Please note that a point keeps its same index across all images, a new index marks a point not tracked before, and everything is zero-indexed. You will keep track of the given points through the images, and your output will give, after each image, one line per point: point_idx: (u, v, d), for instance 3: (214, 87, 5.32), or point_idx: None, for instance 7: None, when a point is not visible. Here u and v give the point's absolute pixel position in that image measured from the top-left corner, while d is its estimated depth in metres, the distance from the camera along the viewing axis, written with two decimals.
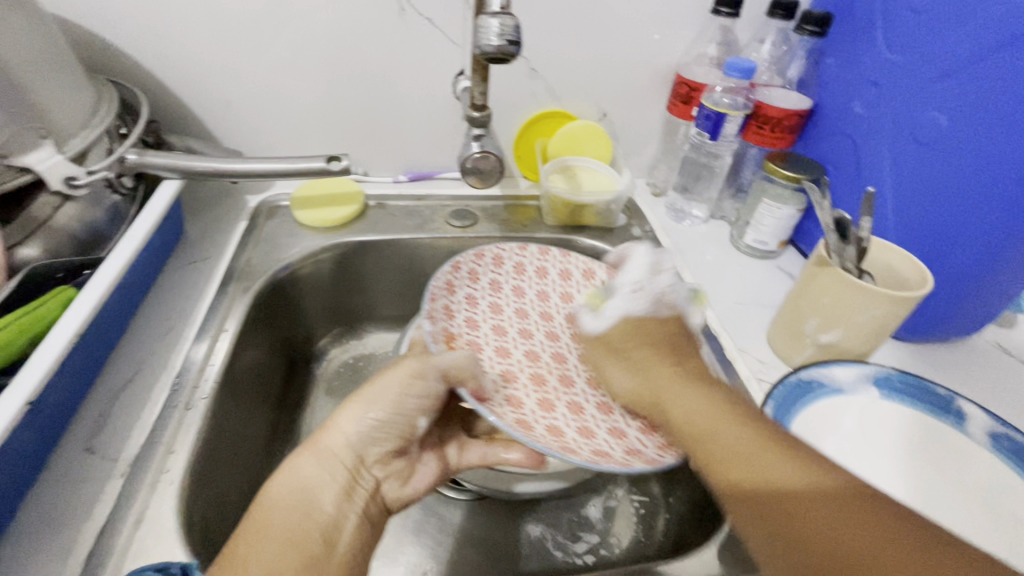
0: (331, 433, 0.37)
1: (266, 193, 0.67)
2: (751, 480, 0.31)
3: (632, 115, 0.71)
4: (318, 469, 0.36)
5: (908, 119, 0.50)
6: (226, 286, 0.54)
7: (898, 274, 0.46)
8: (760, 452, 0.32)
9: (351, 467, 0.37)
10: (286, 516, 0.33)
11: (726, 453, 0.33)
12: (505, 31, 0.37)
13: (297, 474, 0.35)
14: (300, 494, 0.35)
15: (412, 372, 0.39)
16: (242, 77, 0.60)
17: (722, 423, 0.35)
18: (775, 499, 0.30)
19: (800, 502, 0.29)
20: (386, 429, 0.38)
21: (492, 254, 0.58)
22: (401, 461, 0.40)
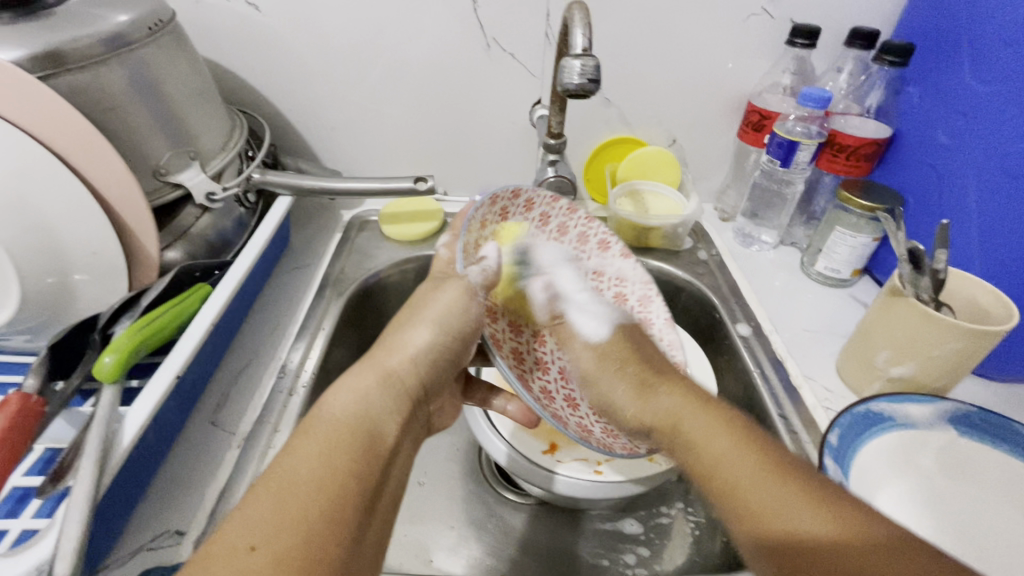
0: (393, 358, 0.40)
1: (358, 209, 0.75)
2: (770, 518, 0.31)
3: (702, 141, 0.72)
4: (378, 388, 0.37)
5: (996, 151, 0.49)
6: (323, 290, 0.61)
7: (980, 307, 0.45)
8: (791, 499, 0.31)
9: (412, 395, 0.39)
10: (345, 431, 0.33)
11: (714, 455, 0.36)
12: (586, 71, 0.41)
13: (351, 390, 0.36)
14: (358, 418, 0.35)
15: (461, 291, 0.44)
16: (347, 107, 0.68)
17: (734, 448, 0.35)
18: (795, 543, 0.29)
19: (804, 513, 0.30)
20: (438, 355, 0.42)
21: (526, 196, 0.54)
22: (444, 393, 0.45)
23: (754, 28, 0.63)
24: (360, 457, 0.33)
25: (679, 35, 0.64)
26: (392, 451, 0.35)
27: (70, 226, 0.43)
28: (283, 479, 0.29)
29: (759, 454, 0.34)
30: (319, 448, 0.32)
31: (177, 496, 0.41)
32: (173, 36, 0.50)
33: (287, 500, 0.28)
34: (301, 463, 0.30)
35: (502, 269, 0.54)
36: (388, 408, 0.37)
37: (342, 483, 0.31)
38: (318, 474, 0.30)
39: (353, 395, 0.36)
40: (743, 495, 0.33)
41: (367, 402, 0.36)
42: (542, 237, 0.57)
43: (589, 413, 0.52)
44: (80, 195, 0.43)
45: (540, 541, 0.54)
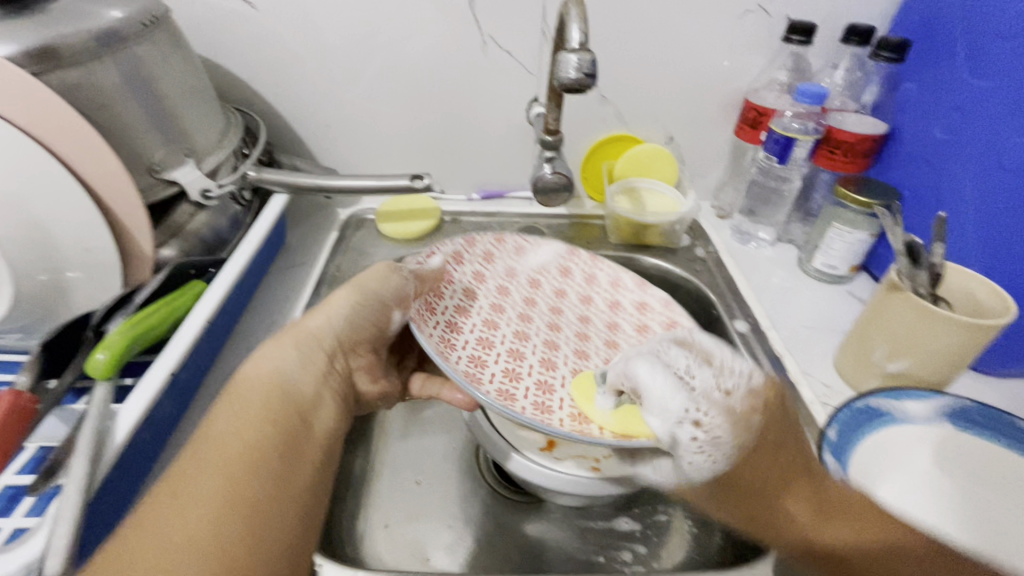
0: (312, 320, 0.44)
1: (354, 207, 0.75)
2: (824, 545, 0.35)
3: (699, 139, 0.72)
4: (295, 354, 0.42)
5: (993, 145, 0.49)
6: (319, 289, 0.61)
7: (977, 301, 0.45)
8: (831, 515, 0.35)
9: (328, 351, 0.44)
10: (260, 395, 0.38)
11: (738, 469, 0.38)
12: (582, 65, 0.40)
13: (240, 412, 0.36)
14: (272, 374, 0.40)
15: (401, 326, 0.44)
16: (343, 105, 0.68)
17: (791, 475, 0.37)
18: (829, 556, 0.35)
19: (863, 526, 0.34)
20: (355, 319, 0.46)
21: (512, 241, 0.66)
22: (370, 359, 0.49)
23: (751, 25, 0.63)
24: (278, 471, 0.34)
25: (676, 32, 0.63)
26: (307, 413, 0.39)
27: (63, 224, 0.43)
28: (173, 496, 0.30)
29: (820, 481, 0.37)
30: (226, 470, 0.32)
31: None
32: (168, 32, 0.50)
33: (163, 518, 0.29)
34: (219, 428, 0.34)
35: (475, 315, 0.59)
36: (300, 372, 0.41)
37: (248, 485, 0.32)
38: (202, 475, 0.32)
39: (239, 414, 0.36)
40: (812, 524, 0.35)
41: (247, 412, 0.36)
42: (473, 273, 0.62)
43: (561, 375, 0.56)
44: (73, 192, 0.42)
45: (539, 539, 0.54)
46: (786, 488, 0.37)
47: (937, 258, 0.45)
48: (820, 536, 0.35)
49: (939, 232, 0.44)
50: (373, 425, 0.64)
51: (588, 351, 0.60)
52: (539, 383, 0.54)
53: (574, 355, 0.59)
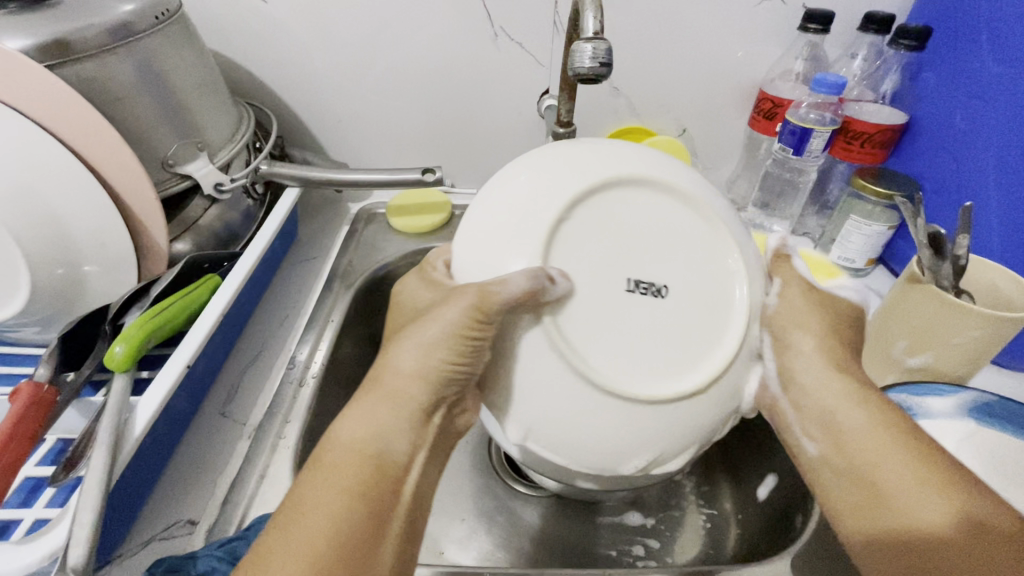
0: (392, 373, 0.35)
1: (365, 202, 0.74)
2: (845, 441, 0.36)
3: (712, 130, 0.72)
4: (396, 412, 0.34)
5: (1016, 134, 0.48)
6: (331, 283, 0.61)
7: (1001, 293, 0.44)
8: (875, 433, 0.35)
9: (423, 408, 0.34)
10: (359, 458, 0.32)
11: (819, 382, 0.39)
12: (598, 54, 0.40)
13: (363, 415, 0.34)
14: (369, 441, 0.33)
15: (471, 314, 0.33)
16: (353, 98, 0.68)
17: (852, 404, 0.37)
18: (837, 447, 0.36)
19: (901, 489, 0.33)
20: (434, 369, 0.34)
21: None
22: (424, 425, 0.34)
23: (766, 14, 0.62)
24: (376, 495, 0.31)
25: (690, 22, 0.63)
26: (404, 468, 0.33)
27: (80, 218, 0.43)
28: (279, 523, 0.30)
29: (904, 434, 0.35)
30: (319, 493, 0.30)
31: (189, 487, 0.41)
32: (180, 25, 0.50)
33: (259, 554, 0.28)
34: (314, 500, 0.30)
35: None
36: (402, 427, 0.34)
37: (338, 522, 0.29)
38: (326, 498, 0.30)
39: (373, 415, 0.34)
40: (834, 437, 0.37)
41: (381, 419, 0.33)
42: None
43: None
44: (89, 186, 0.42)
45: (553, 533, 0.54)
46: (812, 395, 0.38)
47: (961, 250, 0.44)
48: (831, 437, 0.37)
49: (964, 223, 0.43)
50: None
51: None
52: None
53: None
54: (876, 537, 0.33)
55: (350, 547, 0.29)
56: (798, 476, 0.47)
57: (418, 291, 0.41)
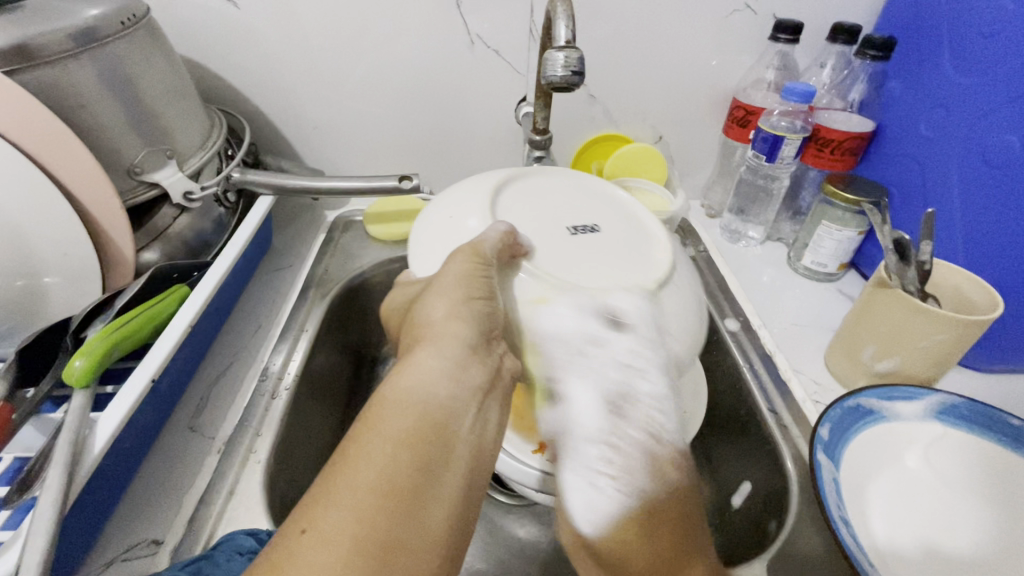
0: (433, 324, 0.36)
1: (342, 209, 0.74)
2: (617, 568, 0.37)
3: (688, 137, 0.72)
4: (437, 355, 0.34)
5: (978, 142, 0.49)
6: (306, 292, 0.60)
7: (965, 298, 0.45)
8: (651, 564, 0.36)
9: (470, 347, 0.35)
10: (411, 408, 0.31)
11: (618, 564, 0.37)
12: (570, 63, 0.40)
13: (417, 367, 0.33)
14: (420, 388, 0.32)
15: (470, 259, 0.37)
16: (329, 105, 0.67)
17: (750, 498, 0.44)
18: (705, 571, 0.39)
19: (748, 521, 0.43)
20: (466, 314, 0.36)
21: None
22: (476, 369, 0.35)
23: (738, 24, 0.63)
24: (432, 434, 0.30)
25: (664, 31, 0.63)
26: (454, 416, 0.32)
27: (40, 228, 0.41)
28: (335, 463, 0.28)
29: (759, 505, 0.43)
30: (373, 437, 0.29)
31: (154, 505, 0.39)
32: (147, 31, 0.49)
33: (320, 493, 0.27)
34: (368, 448, 0.28)
35: None
36: (450, 371, 0.34)
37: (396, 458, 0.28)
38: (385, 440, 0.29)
39: (418, 365, 0.33)
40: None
41: (427, 369, 0.33)
42: None
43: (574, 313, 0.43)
44: (49, 195, 0.41)
45: (533, 543, 0.53)
46: (606, 548, 0.37)
47: (925, 256, 0.45)
48: (696, 561, 0.40)
49: (927, 230, 0.44)
50: None
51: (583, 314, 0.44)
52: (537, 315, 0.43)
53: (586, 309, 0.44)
54: (709, 564, 0.37)
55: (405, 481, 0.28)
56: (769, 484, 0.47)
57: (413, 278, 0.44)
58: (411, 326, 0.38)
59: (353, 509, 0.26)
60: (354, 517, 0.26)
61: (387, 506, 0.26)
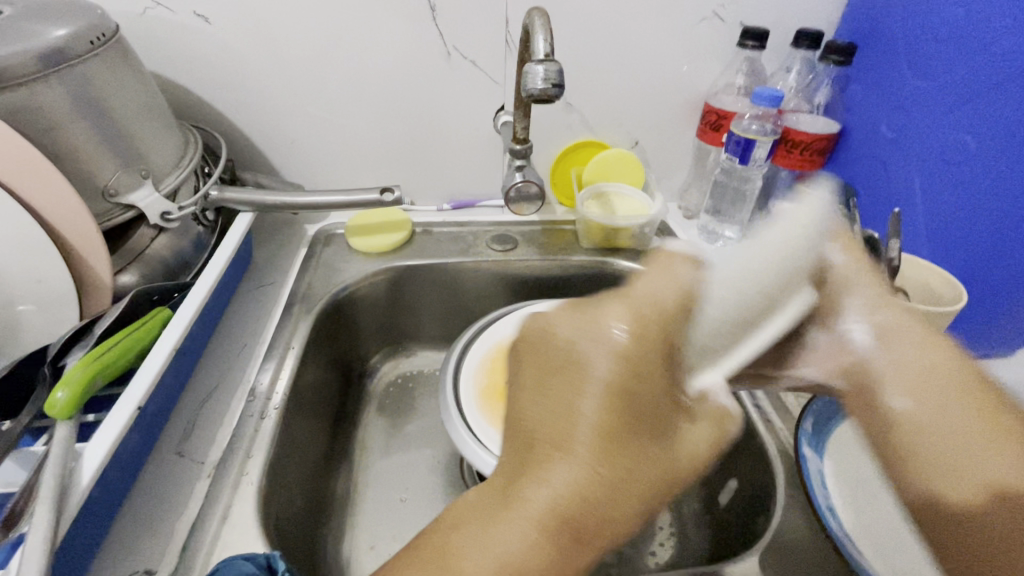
0: (581, 429, 0.31)
1: (323, 222, 0.73)
2: (591, 475, 0.31)
3: (662, 142, 0.74)
4: (580, 477, 0.31)
5: (937, 141, 0.52)
6: (291, 308, 0.59)
7: (933, 290, 0.47)
8: (631, 443, 0.31)
9: (648, 480, 0.31)
10: (540, 536, 0.30)
11: (597, 494, 0.31)
12: (549, 76, 0.41)
13: (552, 488, 0.31)
14: (542, 520, 0.30)
15: (620, 370, 0.32)
16: (306, 118, 0.67)
17: (601, 409, 0.32)
18: (582, 490, 0.31)
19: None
20: (626, 434, 0.31)
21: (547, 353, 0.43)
22: (642, 506, 0.31)
23: (707, 32, 0.65)
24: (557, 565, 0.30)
25: (636, 39, 0.65)
26: (577, 545, 0.31)
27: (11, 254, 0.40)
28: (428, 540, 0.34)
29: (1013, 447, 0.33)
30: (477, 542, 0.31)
31: (143, 535, 0.38)
32: (119, 49, 0.48)
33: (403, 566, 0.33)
34: (478, 554, 0.31)
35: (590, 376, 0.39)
36: (583, 505, 0.30)
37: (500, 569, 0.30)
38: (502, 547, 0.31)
39: (551, 449, 0.32)
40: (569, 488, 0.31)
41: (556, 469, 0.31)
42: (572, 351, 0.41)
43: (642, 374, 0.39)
44: (21, 220, 0.40)
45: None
46: (579, 425, 0.32)
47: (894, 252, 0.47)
48: (596, 459, 0.31)
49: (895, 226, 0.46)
50: (352, 446, 0.62)
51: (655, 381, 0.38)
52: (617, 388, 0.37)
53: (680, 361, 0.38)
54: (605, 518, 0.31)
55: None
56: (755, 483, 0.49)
57: (573, 330, 0.35)
58: (549, 431, 0.32)
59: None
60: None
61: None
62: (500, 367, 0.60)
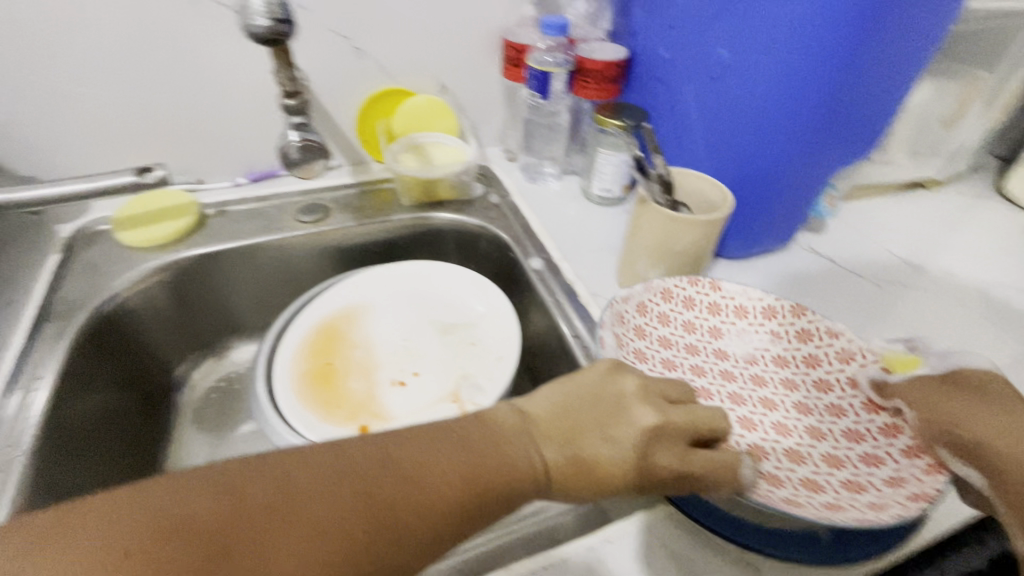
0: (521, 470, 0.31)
1: (83, 218, 0.60)
2: (476, 471, 0.30)
3: (470, 84, 0.71)
4: (442, 483, 0.29)
5: (699, 57, 0.55)
6: (41, 330, 0.49)
7: (707, 198, 0.51)
8: (515, 479, 0.31)
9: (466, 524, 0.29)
10: (332, 488, 0.27)
11: (475, 483, 0.30)
12: (271, 10, 0.35)
13: (417, 459, 0.29)
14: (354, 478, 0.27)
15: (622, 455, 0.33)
16: (17, 93, 0.53)
17: (558, 450, 0.33)
18: (412, 483, 0.28)
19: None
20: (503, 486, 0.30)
21: (686, 297, 0.50)
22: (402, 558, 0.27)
23: None
24: (268, 533, 0.25)
25: None
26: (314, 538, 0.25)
27: None
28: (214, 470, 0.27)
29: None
30: (282, 498, 0.26)
31: None
32: None
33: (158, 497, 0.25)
34: (279, 459, 0.28)
35: (676, 342, 0.50)
36: (405, 504, 0.27)
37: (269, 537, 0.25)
38: (305, 516, 0.26)
39: (422, 480, 0.28)
40: (429, 479, 0.29)
41: (423, 479, 0.28)
42: (683, 323, 0.51)
43: (700, 358, 0.49)
44: None
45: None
46: (547, 444, 0.33)
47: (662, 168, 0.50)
48: (477, 471, 0.30)
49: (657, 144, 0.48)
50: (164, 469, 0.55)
51: (742, 393, 0.47)
52: (694, 368, 0.49)
53: (722, 377, 0.48)
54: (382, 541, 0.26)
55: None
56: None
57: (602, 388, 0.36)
58: (477, 429, 0.33)
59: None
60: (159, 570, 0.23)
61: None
62: (320, 347, 0.55)
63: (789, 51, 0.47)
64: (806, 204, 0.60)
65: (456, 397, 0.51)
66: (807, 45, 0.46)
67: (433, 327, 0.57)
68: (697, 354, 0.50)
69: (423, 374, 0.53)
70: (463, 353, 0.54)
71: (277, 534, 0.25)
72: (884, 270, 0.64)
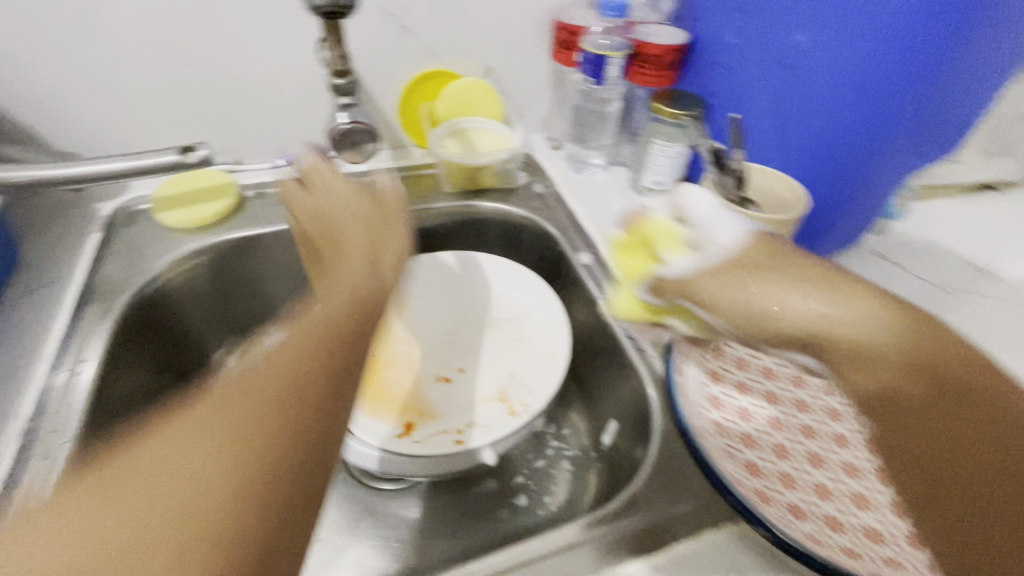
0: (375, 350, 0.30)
1: (120, 198, 0.59)
2: (286, 365, 0.27)
3: (517, 68, 0.68)
4: (230, 464, 0.23)
5: (773, 44, 0.51)
6: (84, 311, 0.48)
7: (778, 196, 0.47)
8: (295, 371, 0.27)
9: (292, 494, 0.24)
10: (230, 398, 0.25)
11: (259, 389, 0.26)
12: None
13: (213, 451, 0.23)
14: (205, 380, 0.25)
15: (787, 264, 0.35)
16: (60, 67, 0.52)
17: (818, 281, 0.33)
18: (233, 448, 0.23)
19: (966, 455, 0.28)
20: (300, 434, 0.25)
21: None
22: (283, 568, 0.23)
23: None
24: (200, 456, 0.23)
25: None
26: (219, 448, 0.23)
27: None
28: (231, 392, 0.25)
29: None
30: (221, 411, 0.24)
31: None
32: None
33: (184, 433, 0.23)
34: (151, 432, 0.23)
35: (752, 362, 0.48)
36: (212, 435, 0.23)
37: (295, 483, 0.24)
38: (198, 464, 0.23)
39: (256, 465, 0.23)
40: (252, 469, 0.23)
41: (253, 446, 0.24)
42: None
43: (777, 384, 0.47)
44: None
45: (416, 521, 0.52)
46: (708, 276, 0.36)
47: (738, 162, 0.46)
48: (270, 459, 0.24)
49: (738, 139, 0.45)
50: None
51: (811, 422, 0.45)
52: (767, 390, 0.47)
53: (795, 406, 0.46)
54: (236, 399, 0.25)
55: (273, 524, 0.23)
56: (631, 407, 0.49)
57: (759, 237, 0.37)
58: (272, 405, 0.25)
59: (203, 508, 0.22)
60: (190, 509, 0.22)
61: (241, 535, 0.22)
62: None
63: (873, 43, 0.43)
64: (879, 206, 0.56)
65: (502, 396, 0.49)
66: (897, 33, 0.41)
67: (476, 323, 0.55)
68: (773, 376, 0.48)
69: (467, 371, 0.51)
70: (508, 351, 0.52)
71: (198, 431, 0.23)
72: (949, 273, 0.61)
